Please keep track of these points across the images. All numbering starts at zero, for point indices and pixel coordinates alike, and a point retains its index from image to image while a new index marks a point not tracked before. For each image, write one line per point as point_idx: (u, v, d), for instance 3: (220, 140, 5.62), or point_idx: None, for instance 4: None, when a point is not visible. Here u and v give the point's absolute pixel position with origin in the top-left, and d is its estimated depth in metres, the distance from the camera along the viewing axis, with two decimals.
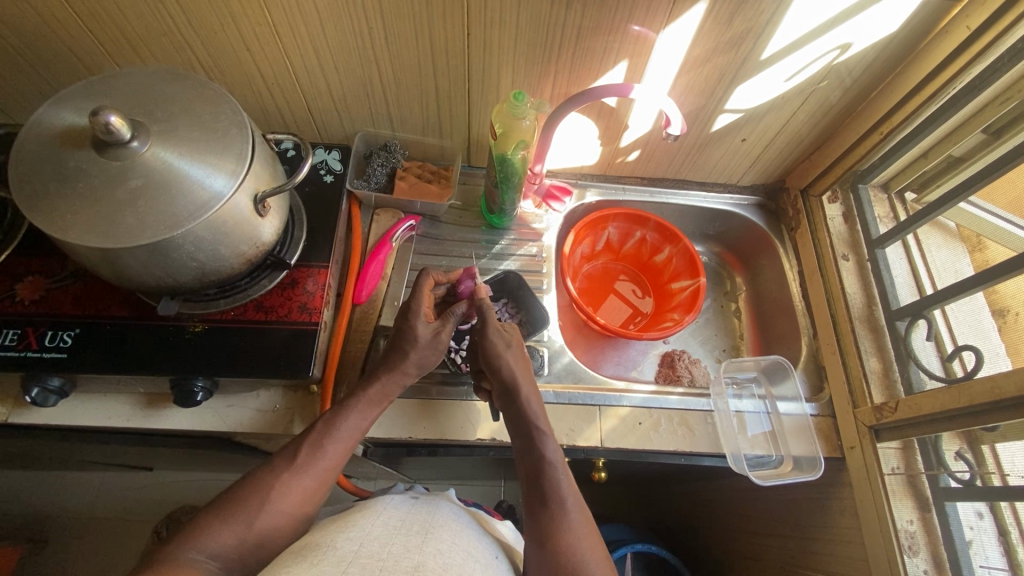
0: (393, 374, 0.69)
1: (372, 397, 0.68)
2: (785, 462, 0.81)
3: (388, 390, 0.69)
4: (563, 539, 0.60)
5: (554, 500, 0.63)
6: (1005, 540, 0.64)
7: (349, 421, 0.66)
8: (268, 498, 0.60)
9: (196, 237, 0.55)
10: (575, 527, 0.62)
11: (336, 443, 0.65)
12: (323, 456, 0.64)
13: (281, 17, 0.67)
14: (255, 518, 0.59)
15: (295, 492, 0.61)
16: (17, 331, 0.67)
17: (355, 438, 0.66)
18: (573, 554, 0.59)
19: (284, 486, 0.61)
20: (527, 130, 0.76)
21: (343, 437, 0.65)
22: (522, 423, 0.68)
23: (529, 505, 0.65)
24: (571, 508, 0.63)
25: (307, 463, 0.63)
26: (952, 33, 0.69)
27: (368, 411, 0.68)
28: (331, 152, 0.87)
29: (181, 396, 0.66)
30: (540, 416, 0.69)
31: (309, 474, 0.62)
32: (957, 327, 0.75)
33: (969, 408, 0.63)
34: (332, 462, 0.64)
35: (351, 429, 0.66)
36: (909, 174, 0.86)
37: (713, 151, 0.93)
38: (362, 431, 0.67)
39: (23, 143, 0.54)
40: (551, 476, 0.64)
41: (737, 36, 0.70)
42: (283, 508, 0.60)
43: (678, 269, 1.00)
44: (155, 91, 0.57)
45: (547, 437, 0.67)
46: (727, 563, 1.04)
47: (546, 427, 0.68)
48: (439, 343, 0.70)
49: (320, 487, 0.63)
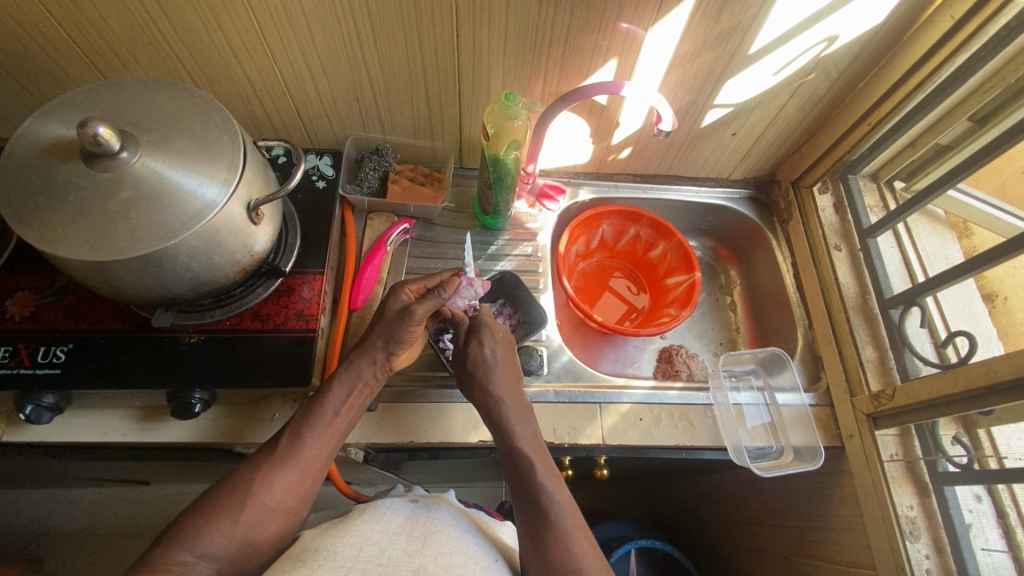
0: (365, 352, 0.67)
1: (345, 377, 0.66)
2: (785, 453, 0.82)
3: (364, 370, 0.67)
4: (552, 545, 0.60)
5: (540, 511, 0.62)
6: (1005, 522, 0.65)
7: (326, 403, 0.65)
8: (249, 493, 0.59)
9: (189, 247, 0.54)
10: (567, 532, 0.61)
11: (315, 427, 0.63)
12: (303, 443, 0.62)
13: (267, 20, 0.66)
14: (240, 515, 0.58)
15: (276, 484, 0.60)
16: (9, 348, 0.66)
17: (336, 425, 0.65)
18: (565, 559, 0.59)
19: (264, 478, 0.60)
20: (518, 130, 0.76)
21: (325, 422, 0.64)
22: (501, 438, 0.68)
23: (519, 516, 0.64)
24: (557, 516, 0.62)
25: (288, 453, 0.62)
26: (936, 23, 0.69)
27: (341, 392, 0.66)
28: (323, 158, 0.86)
29: (179, 409, 0.65)
30: (521, 430, 0.68)
31: (289, 464, 0.61)
32: (948, 312, 0.77)
33: (964, 393, 0.64)
34: (313, 450, 0.63)
35: (328, 413, 0.65)
36: (897, 164, 0.88)
37: (704, 145, 0.93)
38: (341, 417, 0.65)
39: (7, 156, 0.53)
40: (534, 487, 0.64)
41: (724, 32, 0.70)
42: (265, 500, 0.59)
43: (672, 264, 1.01)
44: (142, 100, 0.57)
45: (528, 452, 0.66)
46: (733, 556, 1.05)
47: (527, 439, 0.67)
48: (409, 315, 0.67)
49: (302, 478, 0.62)
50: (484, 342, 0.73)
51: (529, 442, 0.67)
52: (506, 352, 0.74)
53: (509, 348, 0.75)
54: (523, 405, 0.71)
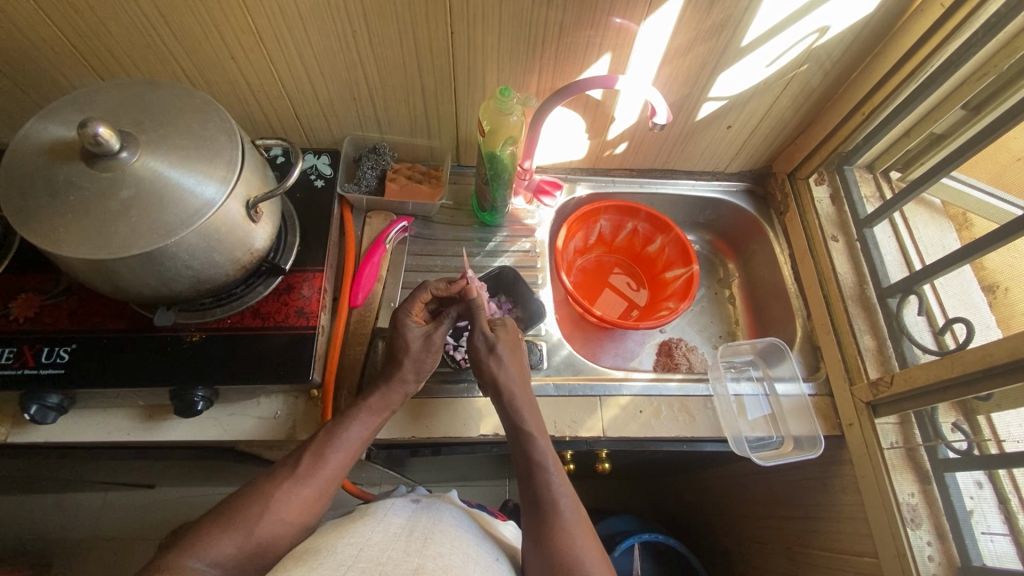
0: (398, 382, 0.69)
1: (373, 407, 0.68)
2: (786, 442, 0.82)
3: (393, 399, 0.69)
4: (556, 537, 0.60)
5: (547, 501, 0.63)
6: (1006, 508, 0.65)
7: (352, 428, 0.66)
8: (266, 507, 0.59)
9: (189, 245, 0.55)
10: (570, 526, 0.61)
11: (339, 449, 0.64)
12: (324, 464, 0.63)
13: (264, 23, 0.67)
14: (254, 527, 0.58)
15: (295, 501, 0.61)
16: (13, 349, 0.66)
17: (359, 449, 0.66)
18: (568, 553, 0.59)
19: (283, 495, 0.60)
20: (514, 126, 0.77)
21: (348, 445, 0.65)
22: (512, 425, 0.68)
23: (525, 506, 0.64)
24: (565, 508, 0.62)
25: (308, 472, 0.63)
26: (927, 11, 0.70)
27: (371, 419, 0.67)
28: (321, 157, 0.87)
29: (182, 406, 0.66)
30: (531, 418, 0.68)
31: (309, 483, 0.62)
32: (946, 300, 0.76)
33: (962, 378, 0.64)
34: (334, 472, 0.64)
35: (354, 438, 0.66)
36: (892, 154, 0.88)
37: (699, 139, 0.94)
38: (364, 441, 0.67)
39: (9, 158, 0.54)
40: (543, 477, 0.64)
41: (716, 26, 0.71)
42: (282, 516, 0.59)
43: (671, 258, 1.01)
44: (142, 101, 0.57)
45: (538, 440, 0.66)
46: (738, 549, 1.04)
47: (536, 428, 0.68)
48: (433, 343, 0.71)
49: (319, 496, 0.62)
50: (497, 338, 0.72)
51: (539, 432, 0.68)
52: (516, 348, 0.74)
53: (519, 343, 0.74)
54: (531, 393, 0.71)
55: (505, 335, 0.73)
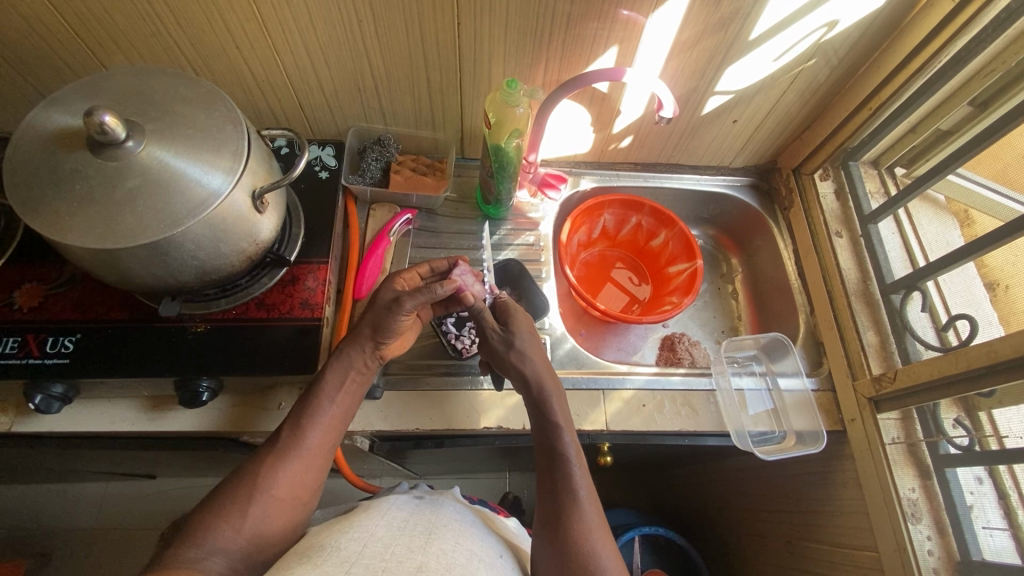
0: (356, 342, 0.67)
1: (337, 366, 0.66)
2: (788, 437, 0.83)
3: (357, 359, 0.67)
4: (573, 527, 0.60)
5: (566, 492, 0.63)
6: (1006, 503, 0.65)
7: (322, 393, 0.65)
8: (256, 486, 0.59)
9: (195, 236, 0.55)
10: (586, 518, 0.61)
11: (315, 419, 0.63)
12: (304, 434, 0.63)
13: (270, 12, 0.66)
14: (249, 508, 0.58)
15: (281, 474, 0.60)
16: (18, 339, 0.66)
17: (334, 414, 0.65)
18: (582, 545, 0.59)
19: (270, 470, 0.60)
20: (520, 118, 0.76)
21: (322, 412, 0.64)
22: (540, 415, 0.68)
23: (544, 493, 0.65)
24: (583, 500, 0.63)
25: (290, 443, 0.62)
26: (936, 7, 0.70)
27: (336, 379, 0.66)
28: (325, 149, 0.86)
29: (186, 397, 0.66)
30: (560, 410, 0.68)
31: (292, 454, 0.61)
32: (950, 298, 0.76)
33: (965, 374, 0.65)
34: (315, 441, 0.63)
35: (325, 402, 0.65)
36: (898, 150, 0.88)
37: (704, 133, 0.93)
38: (336, 408, 0.65)
39: (14, 146, 0.54)
40: (565, 469, 0.64)
41: (725, 17, 0.70)
42: (272, 492, 0.59)
43: (675, 252, 1.01)
44: (147, 90, 0.57)
45: (565, 432, 0.66)
46: (738, 542, 1.05)
47: (565, 421, 0.68)
48: (397, 306, 0.65)
49: (307, 468, 0.62)
50: (520, 328, 0.72)
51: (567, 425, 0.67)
52: (530, 332, 0.73)
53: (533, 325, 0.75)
54: (560, 386, 0.71)
55: (521, 321, 0.74)
